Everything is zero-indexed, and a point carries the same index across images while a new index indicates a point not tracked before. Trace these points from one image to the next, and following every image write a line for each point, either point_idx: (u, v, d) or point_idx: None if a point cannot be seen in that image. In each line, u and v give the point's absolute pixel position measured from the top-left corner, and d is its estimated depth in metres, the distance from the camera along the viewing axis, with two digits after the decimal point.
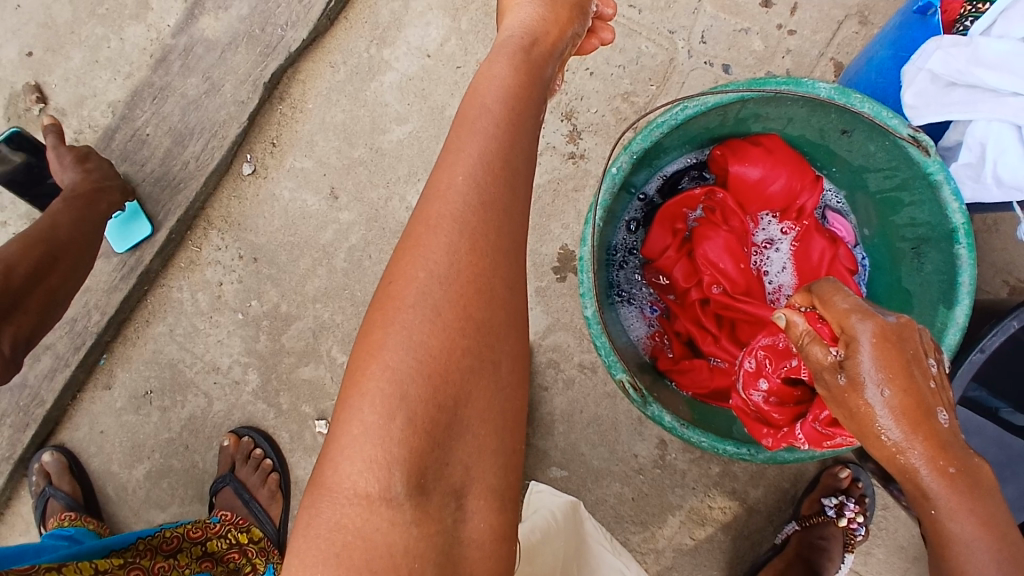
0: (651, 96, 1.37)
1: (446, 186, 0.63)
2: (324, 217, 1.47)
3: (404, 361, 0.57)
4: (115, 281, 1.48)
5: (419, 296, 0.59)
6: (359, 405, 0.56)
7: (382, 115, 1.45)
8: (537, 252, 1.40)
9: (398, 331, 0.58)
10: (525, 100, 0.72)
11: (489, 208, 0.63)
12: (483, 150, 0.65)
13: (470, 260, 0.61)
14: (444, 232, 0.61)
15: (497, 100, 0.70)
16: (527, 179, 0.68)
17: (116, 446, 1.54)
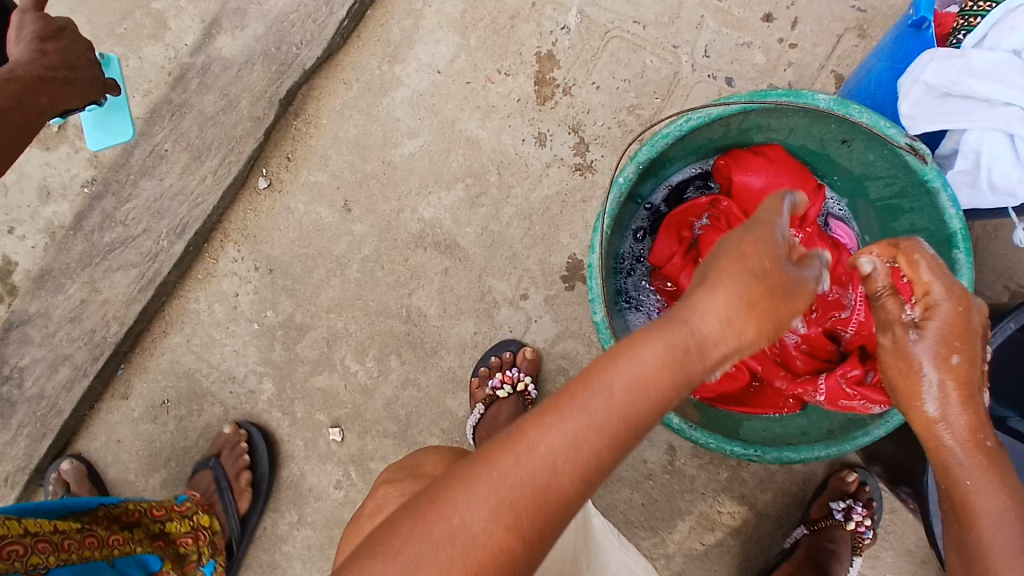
0: (656, 109, 1.41)
1: (541, 436, 0.56)
2: (338, 229, 1.50)
3: (528, 483, 0.55)
4: (133, 293, 1.52)
5: (449, 532, 0.54)
6: (462, 495, 0.55)
7: (394, 130, 1.49)
8: (546, 261, 1.43)
9: (548, 455, 0.56)
10: (665, 399, 0.60)
11: (549, 492, 0.55)
12: (661, 384, 0.60)
13: (503, 533, 0.54)
14: (505, 482, 0.55)
15: (649, 366, 0.60)
16: (609, 475, 0.58)
17: (132, 456, 1.56)
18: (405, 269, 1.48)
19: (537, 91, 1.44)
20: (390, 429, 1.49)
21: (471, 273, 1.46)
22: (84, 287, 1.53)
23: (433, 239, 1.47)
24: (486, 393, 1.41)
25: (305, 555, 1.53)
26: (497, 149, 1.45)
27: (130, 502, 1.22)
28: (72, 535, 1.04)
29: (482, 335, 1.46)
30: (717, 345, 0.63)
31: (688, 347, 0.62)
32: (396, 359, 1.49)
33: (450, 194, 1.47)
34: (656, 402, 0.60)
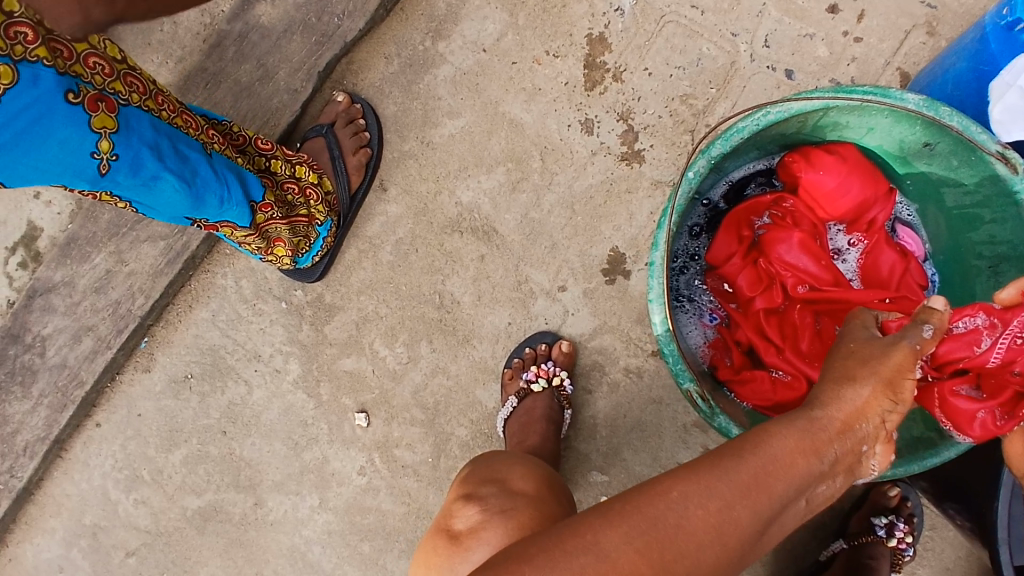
0: (711, 100, 1.35)
1: (710, 465, 0.62)
2: (371, 209, 1.46)
3: (667, 526, 0.58)
4: (160, 266, 1.48)
5: (623, 530, 0.58)
6: (603, 527, 0.58)
7: (435, 109, 1.44)
8: (586, 253, 1.39)
9: (686, 502, 0.59)
10: (809, 473, 0.65)
11: (705, 523, 0.59)
12: (791, 462, 0.64)
13: (654, 549, 0.57)
14: (673, 497, 0.60)
15: (801, 432, 0.67)
16: (748, 541, 0.61)
17: (153, 430, 1.56)
18: (440, 253, 1.44)
19: (586, 75, 1.38)
20: (416, 417, 1.46)
21: (508, 261, 1.41)
22: (110, 257, 1.49)
23: (469, 224, 1.43)
24: (520, 387, 1.37)
25: (324, 539, 1.51)
26: (541, 134, 1.40)
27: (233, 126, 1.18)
28: (176, 118, 0.99)
29: (516, 325, 1.42)
30: (840, 438, 0.69)
31: (815, 432, 0.68)
32: (426, 345, 1.45)
33: (490, 178, 1.42)
34: (785, 483, 0.63)
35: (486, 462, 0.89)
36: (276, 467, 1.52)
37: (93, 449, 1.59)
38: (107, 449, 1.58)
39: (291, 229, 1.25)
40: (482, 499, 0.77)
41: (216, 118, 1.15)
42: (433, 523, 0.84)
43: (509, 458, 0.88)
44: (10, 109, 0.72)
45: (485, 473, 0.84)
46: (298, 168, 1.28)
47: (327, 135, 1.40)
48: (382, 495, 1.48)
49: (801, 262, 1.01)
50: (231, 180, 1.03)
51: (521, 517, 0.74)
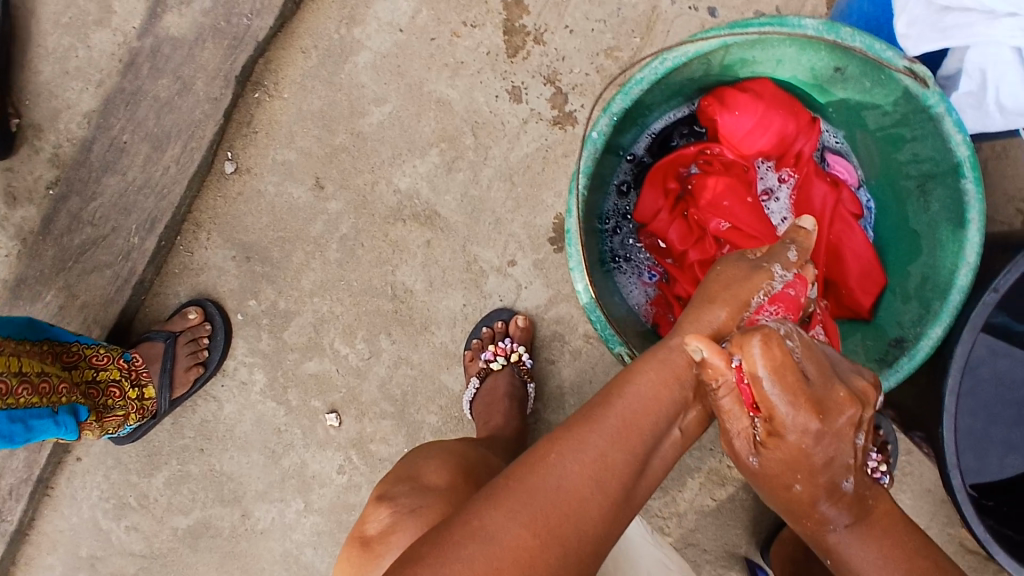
0: (635, 50, 1.31)
1: (579, 423, 0.63)
2: (312, 208, 1.44)
3: (550, 489, 0.59)
4: (110, 294, 1.47)
5: (510, 510, 0.57)
6: (489, 509, 0.58)
7: (360, 98, 1.40)
8: (531, 224, 1.36)
9: (564, 461, 0.60)
10: (673, 403, 0.68)
11: (587, 477, 0.60)
12: (657, 400, 0.67)
13: (544, 517, 0.57)
14: (551, 463, 0.60)
15: (660, 369, 0.69)
16: (632, 482, 0.63)
17: (133, 456, 1.57)
18: (386, 244, 1.42)
19: (507, 42, 1.34)
20: (387, 410, 1.45)
21: (455, 243, 1.39)
22: (60, 294, 1.47)
23: (412, 210, 1.40)
24: (480, 367, 1.36)
25: (315, 540, 1.52)
26: (470, 108, 1.37)
27: (93, 347, 1.35)
28: (35, 384, 1.16)
29: (472, 306, 1.40)
30: None
31: (678, 364, 0.70)
32: (386, 338, 1.44)
33: (425, 161, 1.39)
34: (653, 419, 0.66)
35: (411, 461, 0.91)
36: (258, 477, 1.52)
37: (78, 483, 1.60)
38: (91, 481, 1.60)
39: (96, 426, 1.35)
40: (393, 502, 0.79)
41: (67, 339, 1.32)
42: (355, 531, 0.85)
43: (429, 456, 0.90)
44: None
45: (403, 476, 0.86)
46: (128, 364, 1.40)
47: (162, 375, 1.42)
48: (365, 490, 1.48)
49: (729, 206, 0.98)
50: (68, 424, 1.22)
51: (429, 516, 0.75)
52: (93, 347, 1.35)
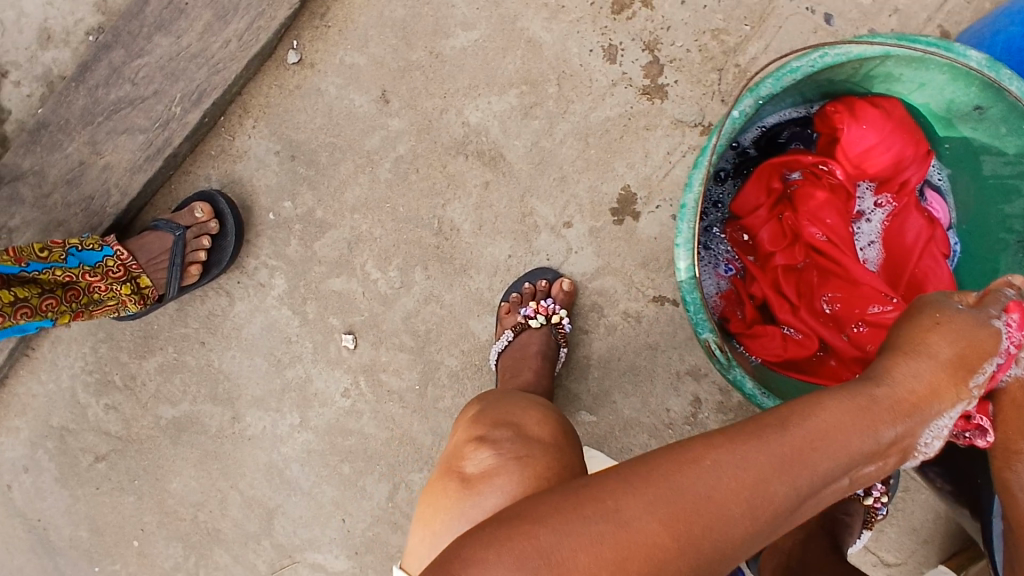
0: (744, 38, 1.26)
1: (750, 436, 0.64)
2: (372, 121, 1.36)
3: (697, 495, 0.61)
4: (138, 161, 1.37)
5: (651, 496, 0.61)
6: (626, 493, 0.61)
7: (447, 17, 1.32)
8: (596, 190, 1.33)
9: (718, 470, 0.61)
10: (851, 451, 0.65)
11: (735, 492, 0.60)
12: (840, 439, 0.64)
13: (676, 515, 0.60)
14: (707, 466, 0.62)
15: (846, 408, 0.67)
16: (782, 516, 0.62)
17: (128, 336, 1.50)
18: (441, 175, 1.36)
19: None
20: (406, 343, 1.42)
21: (514, 191, 1.35)
22: (84, 147, 1.39)
23: (476, 146, 1.34)
24: (516, 321, 1.33)
25: (303, 457, 1.49)
26: (560, 56, 1.30)
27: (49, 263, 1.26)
28: None
29: (516, 259, 1.37)
30: (898, 418, 0.68)
31: (873, 411, 0.67)
32: (421, 272, 1.40)
33: (501, 100, 1.32)
34: (830, 461, 0.64)
35: (499, 401, 0.88)
36: (257, 382, 1.48)
37: (62, 349, 1.54)
38: (76, 351, 1.53)
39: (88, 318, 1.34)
40: (494, 442, 0.75)
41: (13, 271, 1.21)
42: (441, 460, 0.82)
43: (522, 398, 0.86)
44: None
45: (497, 415, 0.82)
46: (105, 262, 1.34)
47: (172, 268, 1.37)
48: (366, 418, 1.46)
49: (827, 222, 0.98)
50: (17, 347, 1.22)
51: (537, 467, 0.72)
52: (47, 270, 1.25)
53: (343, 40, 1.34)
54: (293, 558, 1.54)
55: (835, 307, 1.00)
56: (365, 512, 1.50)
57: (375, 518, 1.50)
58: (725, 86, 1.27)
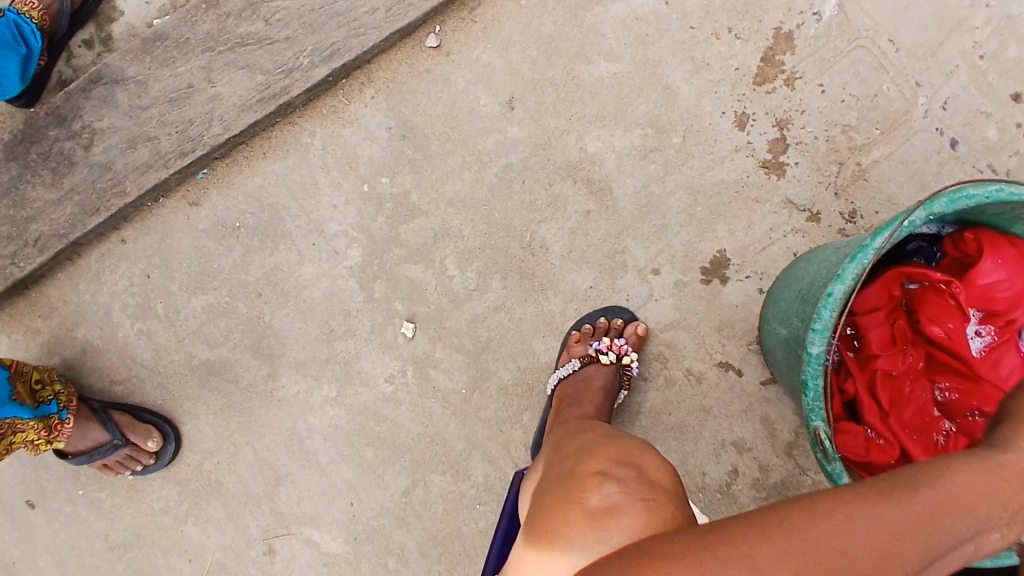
0: (871, 140, 1.30)
1: (878, 489, 0.57)
2: (492, 123, 1.36)
3: (828, 547, 0.53)
4: (250, 101, 1.37)
5: (779, 544, 0.54)
6: (754, 540, 0.54)
7: (594, 45, 1.34)
8: (693, 246, 1.34)
9: (850, 523, 0.54)
10: (987, 518, 0.58)
11: (870, 547, 0.53)
12: (972, 503, 0.57)
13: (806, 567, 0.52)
14: (835, 514, 0.55)
15: (975, 471, 0.60)
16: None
17: (183, 268, 1.46)
18: (545, 193, 1.36)
19: (760, 68, 1.31)
20: (464, 346, 1.41)
21: (612, 226, 1.35)
22: (198, 71, 1.37)
23: (587, 175, 1.35)
24: (585, 353, 1.32)
25: (328, 433, 1.46)
26: (692, 110, 1.32)
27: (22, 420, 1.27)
28: None
29: (596, 292, 1.37)
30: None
31: (1003, 475, 0.61)
32: (498, 281, 1.39)
33: (624, 137, 1.34)
34: (965, 525, 0.57)
35: (609, 438, 0.84)
36: (303, 346, 1.45)
37: (109, 263, 1.49)
38: (124, 269, 1.48)
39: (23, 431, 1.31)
40: (620, 479, 0.72)
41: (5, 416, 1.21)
42: (548, 485, 0.78)
43: (640, 443, 0.82)
44: None
45: (617, 455, 0.78)
46: (53, 418, 1.34)
47: (97, 413, 1.43)
48: (402, 409, 1.44)
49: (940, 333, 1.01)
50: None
51: (663, 511, 0.68)
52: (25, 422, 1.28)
53: (487, 38, 1.36)
54: (289, 529, 1.49)
55: (950, 397, 1.04)
56: (375, 501, 1.46)
57: (384, 509, 1.46)
58: (841, 181, 1.30)
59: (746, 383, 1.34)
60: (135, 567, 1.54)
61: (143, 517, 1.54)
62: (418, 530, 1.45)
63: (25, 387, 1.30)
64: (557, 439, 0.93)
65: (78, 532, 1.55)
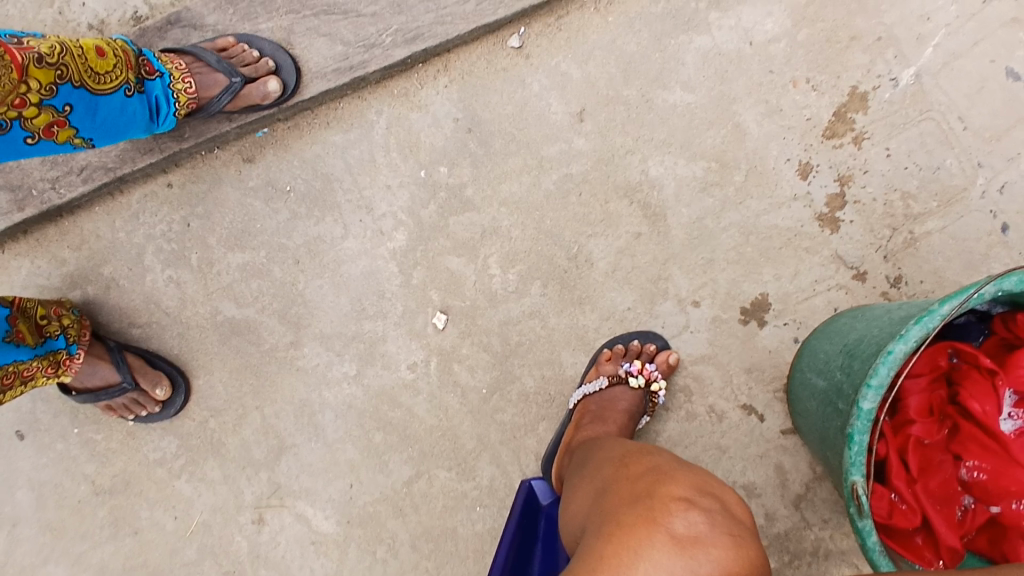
0: (927, 211, 1.31)
1: None
2: (558, 131, 1.38)
3: None
4: (324, 70, 1.38)
5: None
6: None
7: (672, 72, 1.36)
8: (736, 284, 1.34)
9: None
10: None
11: None
12: None
13: None
14: None
15: None
16: None
17: (225, 222, 1.46)
18: (600, 210, 1.37)
19: (831, 122, 1.33)
20: (492, 346, 1.40)
21: (660, 252, 1.36)
22: (279, 31, 1.39)
23: (644, 199, 1.36)
24: (615, 372, 1.32)
25: (340, 410, 1.44)
26: (758, 152, 1.34)
27: (27, 361, 1.20)
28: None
29: (633, 314, 1.37)
30: None
31: None
32: (538, 287, 1.39)
33: (687, 167, 1.35)
34: None
35: (682, 464, 0.82)
36: (331, 319, 1.44)
37: (150, 205, 1.48)
38: (164, 213, 1.47)
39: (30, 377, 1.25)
40: (706, 509, 0.70)
41: (4, 362, 1.15)
42: (621, 500, 0.76)
43: (714, 475, 0.80)
44: (71, 96, 1.06)
45: (698, 482, 0.76)
46: (61, 352, 1.29)
47: (112, 352, 1.40)
48: (419, 398, 1.42)
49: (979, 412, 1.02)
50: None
51: (748, 552, 0.67)
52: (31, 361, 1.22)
53: (568, 48, 1.38)
54: (282, 501, 1.46)
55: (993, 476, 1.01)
56: (375, 486, 1.43)
57: (382, 496, 1.43)
58: (892, 245, 1.31)
59: (766, 430, 1.33)
60: (117, 515, 1.50)
61: (135, 466, 1.50)
62: (413, 522, 1.42)
63: (28, 324, 1.24)
64: (617, 456, 0.91)
65: (66, 470, 1.52)
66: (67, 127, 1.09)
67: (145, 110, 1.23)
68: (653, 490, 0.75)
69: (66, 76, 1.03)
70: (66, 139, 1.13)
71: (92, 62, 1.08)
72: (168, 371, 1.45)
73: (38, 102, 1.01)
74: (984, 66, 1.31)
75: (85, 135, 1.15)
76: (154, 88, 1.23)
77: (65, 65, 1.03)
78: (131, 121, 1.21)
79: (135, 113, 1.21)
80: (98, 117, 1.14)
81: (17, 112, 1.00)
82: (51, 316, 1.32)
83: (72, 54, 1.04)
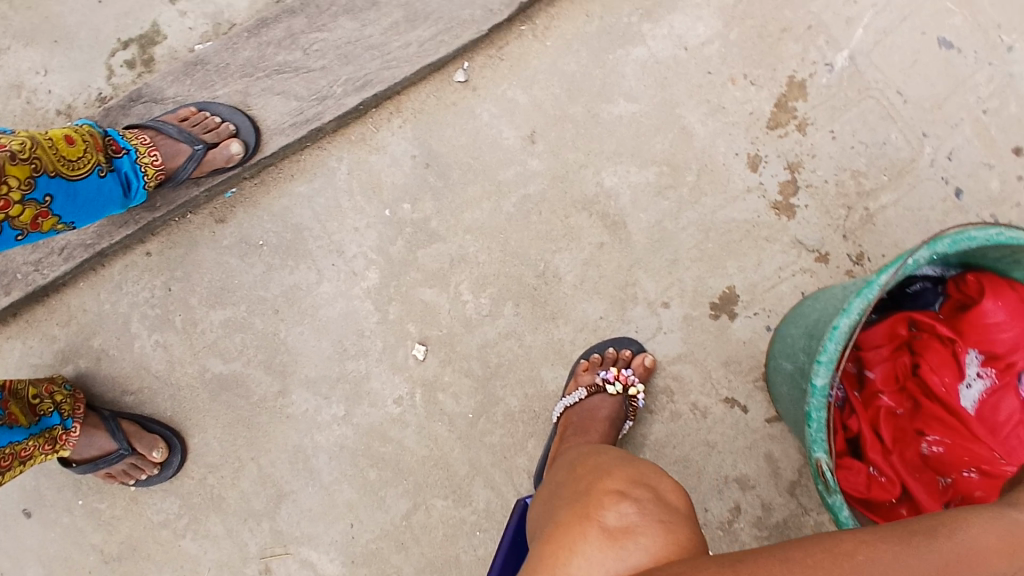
0: (879, 186, 1.34)
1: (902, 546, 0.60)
2: (512, 155, 1.43)
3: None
4: (282, 125, 1.44)
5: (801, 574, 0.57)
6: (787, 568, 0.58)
7: (614, 85, 1.41)
8: (702, 280, 1.37)
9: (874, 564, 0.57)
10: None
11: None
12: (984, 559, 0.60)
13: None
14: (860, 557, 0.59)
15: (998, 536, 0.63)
16: None
17: (204, 282, 1.50)
18: (561, 225, 1.41)
19: (773, 113, 1.37)
20: (473, 370, 1.42)
21: (625, 258, 1.39)
22: (236, 95, 1.45)
23: (602, 209, 1.40)
24: (593, 382, 1.34)
25: (334, 451, 1.47)
26: (706, 151, 1.38)
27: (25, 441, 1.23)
28: None
29: (606, 322, 1.39)
30: None
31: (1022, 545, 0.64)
32: (511, 307, 1.42)
33: (639, 173, 1.39)
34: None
35: (624, 460, 0.85)
36: (315, 363, 1.47)
37: (131, 274, 1.53)
38: (146, 281, 1.52)
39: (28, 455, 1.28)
40: (637, 500, 0.73)
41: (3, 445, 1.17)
42: (563, 501, 0.79)
43: (654, 466, 0.83)
44: (49, 185, 1.12)
45: (633, 475, 0.79)
46: (56, 429, 1.32)
47: (107, 421, 1.44)
48: (408, 431, 1.44)
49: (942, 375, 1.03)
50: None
51: (678, 534, 0.70)
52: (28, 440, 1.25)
53: (512, 75, 1.44)
54: (286, 549, 1.47)
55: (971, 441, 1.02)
56: (375, 523, 1.45)
57: (383, 532, 1.44)
58: (849, 224, 1.33)
59: (751, 420, 1.34)
60: None
61: (140, 531, 1.53)
62: (416, 555, 1.43)
63: (21, 406, 1.26)
64: (570, 460, 0.94)
65: (73, 543, 1.54)
66: (50, 215, 1.15)
67: (119, 187, 1.30)
68: (592, 489, 0.78)
69: (41, 168, 1.09)
70: (50, 228, 1.19)
71: (63, 151, 1.15)
72: (162, 433, 1.48)
73: (20, 198, 1.06)
74: (914, 40, 1.35)
75: (68, 220, 1.20)
76: (121, 164, 1.31)
77: (38, 158, 1.08)
78: (108, 199, 1.27)
79: (110, 191, 1.28)
80: (77, 200, 1.19)
81: (4, 213, 1.05)
82: (43, 394, 1.34)
83: (43, 146, 1.11)
